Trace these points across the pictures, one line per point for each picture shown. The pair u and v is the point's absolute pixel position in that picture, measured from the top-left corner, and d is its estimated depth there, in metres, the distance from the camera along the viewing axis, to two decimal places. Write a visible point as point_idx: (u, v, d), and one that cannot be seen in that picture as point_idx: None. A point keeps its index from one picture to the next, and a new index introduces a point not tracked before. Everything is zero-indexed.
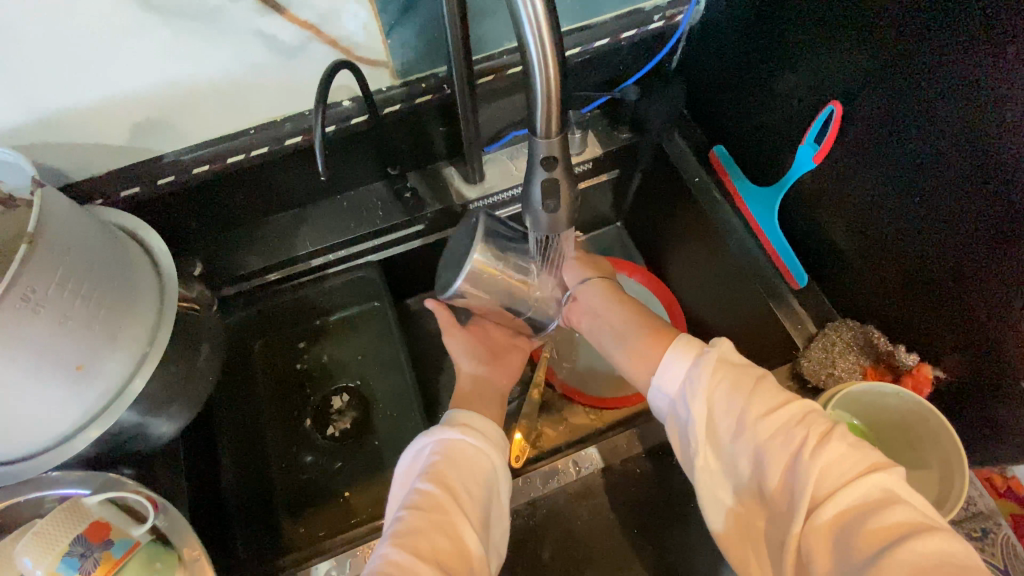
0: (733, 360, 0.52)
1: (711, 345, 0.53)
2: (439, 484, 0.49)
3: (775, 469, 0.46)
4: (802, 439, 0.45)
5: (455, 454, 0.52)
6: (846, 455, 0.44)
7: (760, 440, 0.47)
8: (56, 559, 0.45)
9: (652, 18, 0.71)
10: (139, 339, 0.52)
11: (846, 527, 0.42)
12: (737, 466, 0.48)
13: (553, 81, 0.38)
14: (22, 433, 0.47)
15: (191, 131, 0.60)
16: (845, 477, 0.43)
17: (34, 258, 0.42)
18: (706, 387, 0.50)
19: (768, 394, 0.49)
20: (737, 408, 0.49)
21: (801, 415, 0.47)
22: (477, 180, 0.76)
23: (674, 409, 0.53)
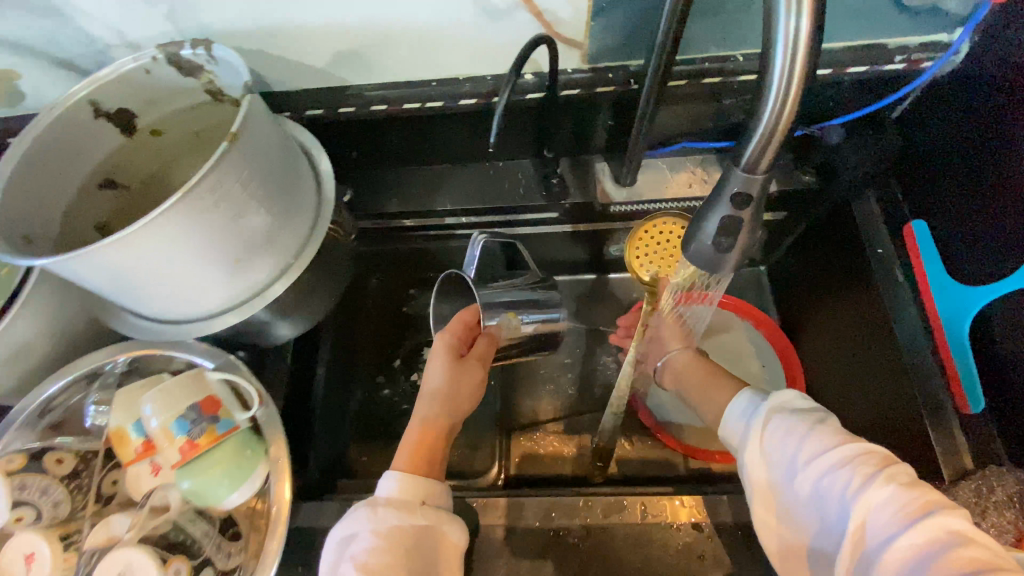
0: (789, 398, 0.53)
1: (772, 394, 0.54)
2: (387, 553, 0.47)
3: (834, 490, 0.46)
4: (860, 472, 0.45)
5: (404, 526, 0.49)
6: (905, 491, 0.43)
7: (815, 477, 0.47)
8: (172, 417, 0.52)
9: (892, 59, 0.61)
10: (288, 250, 0.57)
11: (905, 560, 0.41)
12: (789, 496, 0.49)
13: (786, 113, 0.33)
14: (181, 300, 0.53)
15: (380, 70, 0.62)
16: (906, 511, 0.42)
17: (231, 156, 0.46)
18: (763, 418, 0.52)
19: (829, 428, 0.49)
20: (791, 436, 0.50)
21: (856, 454, 0.46)
22: (627, 184, 0.71)
23: (729, 439, 0.55)
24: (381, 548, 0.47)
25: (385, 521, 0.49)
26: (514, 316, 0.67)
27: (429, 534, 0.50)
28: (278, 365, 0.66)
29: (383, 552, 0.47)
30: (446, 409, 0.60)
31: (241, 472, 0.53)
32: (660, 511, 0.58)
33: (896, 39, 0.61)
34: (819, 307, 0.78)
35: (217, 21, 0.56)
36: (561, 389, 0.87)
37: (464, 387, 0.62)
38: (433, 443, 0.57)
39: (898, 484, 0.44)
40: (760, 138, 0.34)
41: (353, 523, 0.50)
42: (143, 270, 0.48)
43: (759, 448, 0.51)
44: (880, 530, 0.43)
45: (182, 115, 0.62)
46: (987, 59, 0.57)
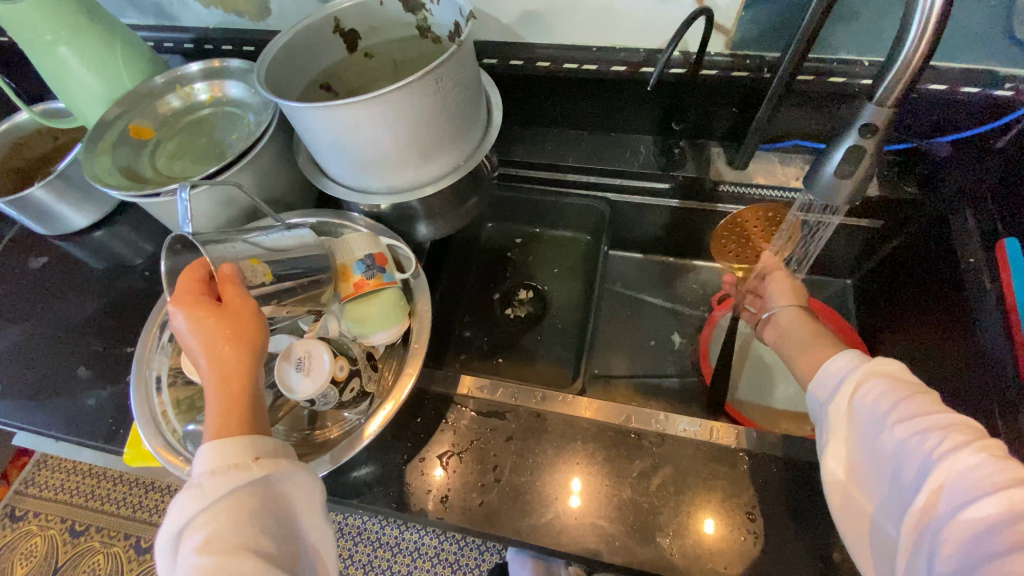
0: (888, 367, 0.53)
1: (873, 359, 0.54)
2: (223, 531, 0.43)
3: (914, 452, 0.46)
4: (949, 438, 0.45)
5: (239, 488, 0.45)
6: (994, 461, 0.43)
7: (898, 437, 0.48)
8: (354, 259, 0.64)
9: (1003, 85, 0.69)
10: (461, 152, 0.70)
11: (976, 523, 0.41)
12: (869, 457, 0.51)
13: (917, 61, 0.42)
14: (375, 172, 0.67)
15: (553, 31, 0.76)
16: (989, 479, 0.42)
17: (453, 60, 0.59)
18: (856, 381, 0.53)
19: (924, 398, 0.49)
20: (881, 400, 0.50)
21: (951, 423, 0.46)
22: (740, 166, 0.80)
23: (815, 398, 0.56)
24: (224, 521, 0.43)
25: (215, 489, 0.44)
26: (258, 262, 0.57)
27: (269, 482, 0.47)
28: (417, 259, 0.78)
29: (225, 526, 0.43)
30: (219, 363, 0.49)
31: (392, 317, 0.63)
32: (726, 436, 0.66)
33: (1008, 67, 0.68)
34: (905, 316, 0.82)
35: None
36: (638, 349, 0.95)
37: (225, 338, 0.49)
38: (238, 401, 0.48)
39: (989, 455, 0.43)
40: (893, 77, 0.44)
41: (177, 512, 0.44)
42: (361, 136, 0.62)
43: (844, 410, 0.52)
44: (957, 495, 0.43)
45: (391, 44, 0.78)
46: None
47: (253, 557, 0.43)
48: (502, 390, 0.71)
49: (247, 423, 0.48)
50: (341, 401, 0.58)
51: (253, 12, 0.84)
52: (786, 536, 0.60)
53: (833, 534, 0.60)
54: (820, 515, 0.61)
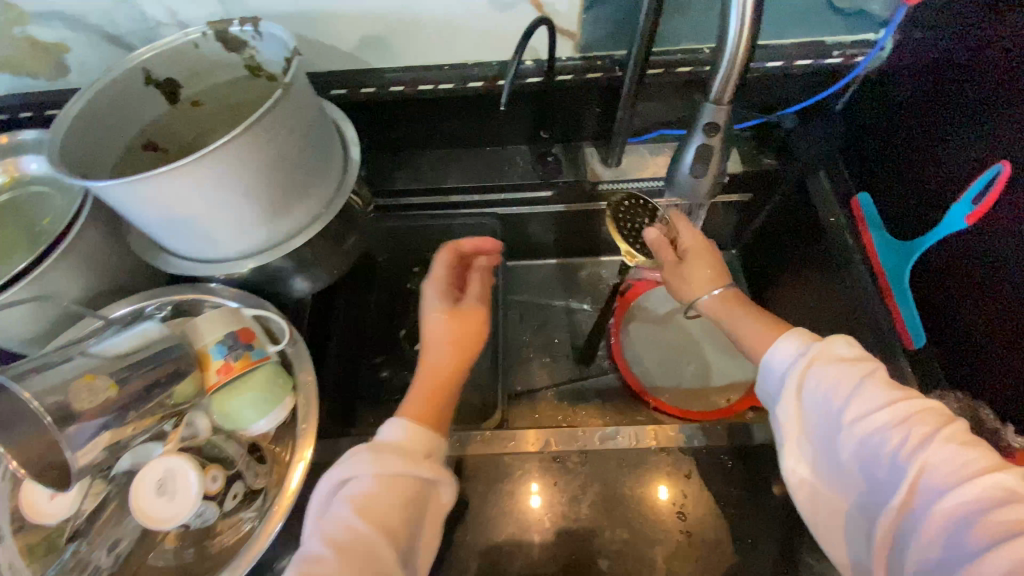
0: (836, 350, 0.50)
1: (820, 341, 0.51)
2: (363, 514, 0.44)
3: (877, 445, 0.45)
4: (914, 431, 0.43)
5: (405, 475, 0.46)
6: (962, 450, 0.41)
7: (859, 432, 0.46)
8: (214, 342, 0.56)
9: (831, 53, 0.73)
10: (320, 200, 0.63)
11: (950, 518, 0.40)
12: (827, 454, 0.48)
13: (741, 57, 0.42)
14: (221, 239, 0.59)
15: (399, 53, 0.71)
16: (959, 471, 0.41)
17: (280, 105, 0.53)
18: (805, 371, 0.50)
19: (879, 382, 0.47)
20: (836, 391, 0.48)
21: (911, 412, 0.44)
22: (614, 163, 0.81)
23: (766, 389, 0.53)
24: (376, 492, 0.45)
25: (373, 503, 0.45)
26: (94, 378, 0.51)
27: (418, 527, 0.46)
28: (297, 317, 0.71)
29: (373, 509, 0.44)
30: (458, 361, 0.53)
31: (274, 398, 0.56)
32: (648, 437, 0.65)
33: (833, 37, 0.73)
34: (789, 279, 0.86)
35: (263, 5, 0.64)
36: (555, 358, 0.93)
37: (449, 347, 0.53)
38: (439, 394, 0.52)
39: (955, 445, 0.42)
40: (722, 76, 0.44)
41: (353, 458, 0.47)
42: (190, 204, 0.54)
43: (799, 405, 0.50)
44: (929, 489, 0.42)
45: (221, 88, 0.70)
46: (911, 53, 0.68)
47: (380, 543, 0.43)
48: None
49: (435, 419, 0.51)
50: (225, 510, 0.55)
51: (48, 71, 0.72)
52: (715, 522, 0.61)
53: (758, 508, 0.62)
54: (745, 495, 0.63)
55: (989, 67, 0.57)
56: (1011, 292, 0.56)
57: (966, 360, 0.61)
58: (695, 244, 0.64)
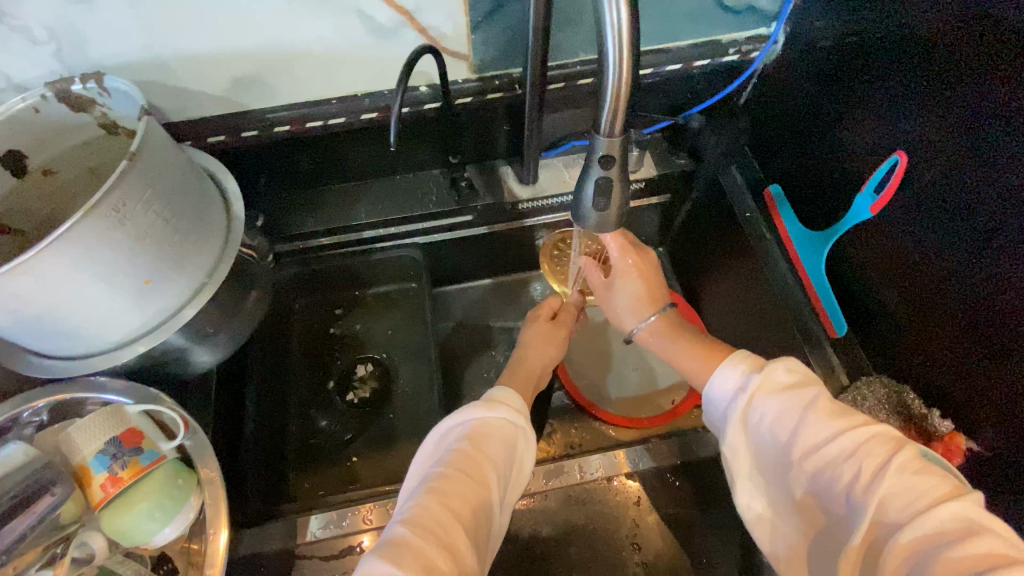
0: (779, 378, 0.49)
1: (764, 368, 0.50)
2: (457, 467, 0.46)
3: (830, 478, 0.43)
4: (862, 463, 0.42)
5: (505, 427, 0.51)
6: (913, 480, 0.40)
7: (808, 465, 0.45)
8: (91, 454, 0.50)
9: (727, 51, 0.73)
10: (202, 268, 0.56)
11: (909, 557, 0.37)
12: (783, 489, 0.47)
13: (624, 85, 0.40)
14: (84, 332, 0.51)
15: (278, 91, 0.65)
16: (913, 503, 0.39)
17: (129, 176, 0.46)
18: (749, 404, 0.49)
19: (825, 410, 0.45)
20: (783, 424, 0.47)
21: (858, 441, 0.43)
22: (529, 181, 0.77)
23: (719, 422, 0.53)
24: (468, 452, 0.47)
25: (468, 457, 0.47)
26: None
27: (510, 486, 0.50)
28: (202, 395, 0.64)
29: (469, 463, 0.46)
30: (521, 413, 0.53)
31: (175, 501, 0.51)
32: (596, 468, 0.65)
33: (727, 34, 0.72)
34: (715, 274, 0.86)
35: (105, 54, 0.56)
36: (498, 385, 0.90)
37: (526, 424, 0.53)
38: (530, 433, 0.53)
39: (904, 474, 0.40)
40: (609, 106, 0.42)
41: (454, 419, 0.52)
42: (34, 301, 0.46)
43: (747, 440, 0.49)
44: (884, 523, 0.40)
45: (75, 151, 0.61)
46: (801, 46, 0.69)
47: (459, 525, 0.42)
48: (356, 514, 0.63)
49: (508, 442, 0.50)
50: None
51: None
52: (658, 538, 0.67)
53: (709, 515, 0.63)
54: None
55: (874, 60, 0.58)
56: (931, 278, 0.56)
57: (885, 342, 0.63)
58: (641, 267, 0.66)
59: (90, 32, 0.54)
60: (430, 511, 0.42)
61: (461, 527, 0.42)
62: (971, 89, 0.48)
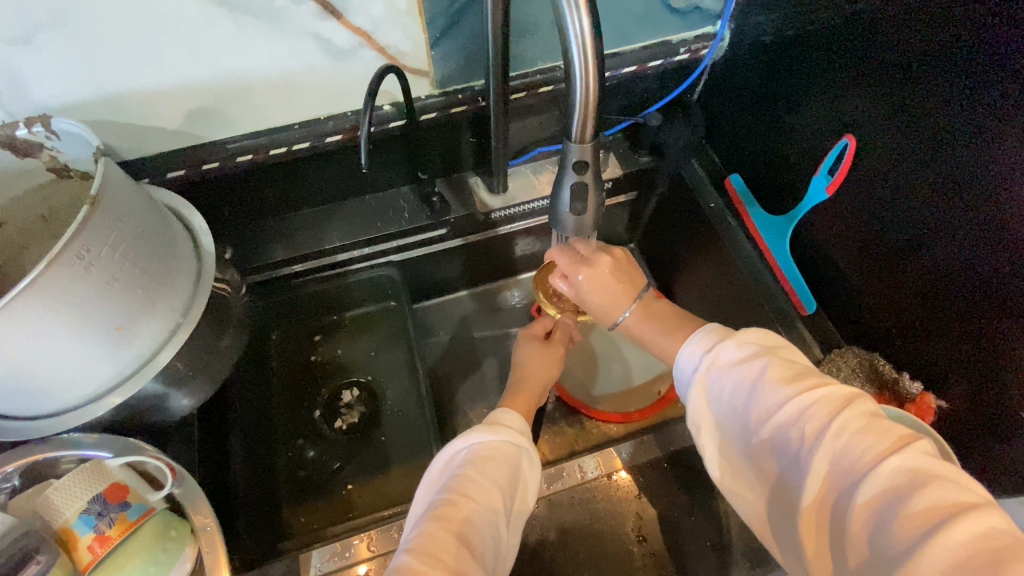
0: (733, 348, 0.48)
1: (720, 341, 0.50)
2: (458, 491, 0.46)
3: (785, 443, 0.43)
4: (811, 424, 0.42)
5: (505, 445, 0.51)
6: (861, 437, 0.39)
7: (765, 432, 0.44)
8: (74, 514, 0.47)
9: (678, 51, 0.76)
10: (175, 308, 0.54)
11: (866, 517, 0.37)
12: (742, 459, 0.47)
13: (592, 92, 0.42)
14: (54, 387, 0.48)
15: (239, 121, 0.64)
16: (862, 459, 0.39)
17: (92, 222, 0.44)
18: (705, 377, 0.49)
19: (774, 375, 0.45)
20: (736, 394, 0.46)
21: (809, 403, 0.42)
22: (500, 190, 0.78)
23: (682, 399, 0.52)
24: (470, 475, 0.47)
25: (471, 480, 0.47)
26: None
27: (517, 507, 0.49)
28: (185, 439, 0.62)
29: (471, 486, 0.47)
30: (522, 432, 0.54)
31: (169, 554, 0.49)
32: (594, 467, 0.68)
33: (677, 35, 0.75)
34: (687, 264, 0.89)
35: (51, 96, 0.54)
36: (487, 395, 0.89)
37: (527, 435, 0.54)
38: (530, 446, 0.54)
39: (851, 433, 0.40)
40: (579, 112, 0.44)
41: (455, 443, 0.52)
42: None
43: (706, 413, 0.48)
44: (840, 484, 0.39)
45: (24, 199, 0.58)
46: (747, 42, 0.72)
47: (460, 543, 0.42)
48: (359, 543, 0.61)
49: (511, 460, 0.50)
50: None
51: None
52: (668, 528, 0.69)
53: None
54: None
55: (818, 51, 0.61)
56: (890, 250, 0.59)
57: (854, 313, 0.66)
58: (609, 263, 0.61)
59: (32, 74, 0.52)
60: (433, 537, 0.42)
61: (467, 548, 0.42)
62: (903, 75, 0.52)
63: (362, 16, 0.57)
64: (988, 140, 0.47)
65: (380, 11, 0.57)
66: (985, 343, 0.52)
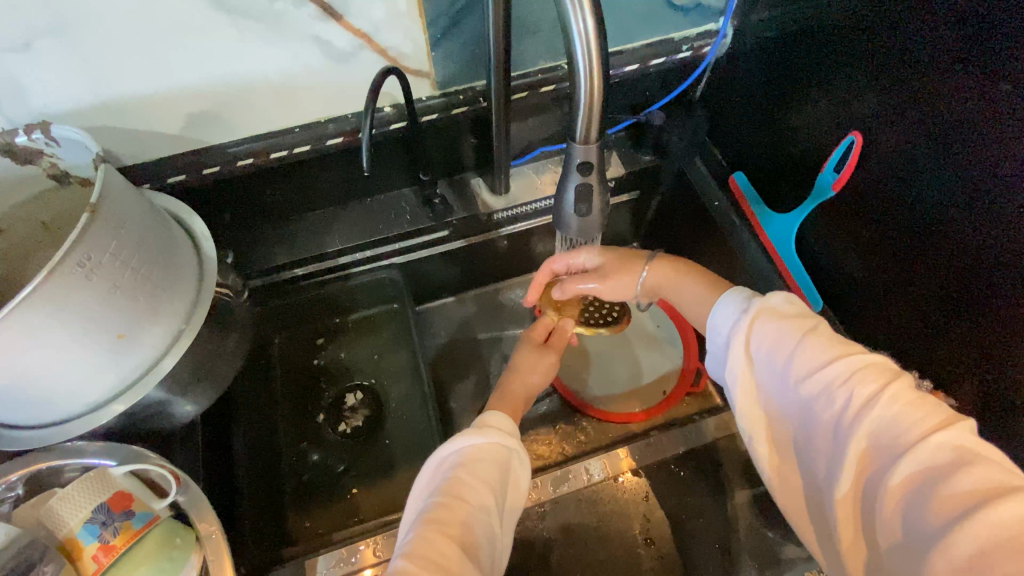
0: (778, 307, 0.48)
1: (762, 300, 0.49)
2: (449, 497, 0.45)
3: (825, 408, 0.42)
4: (857, 392, 0.41)
5: (494, 447, 0.50)
6: (910, 409, 0.39)
7: (806, 395, 0.43)
8: (79, 524, 0.47)
9: (680, 49, 0.75)
10: (178, 314, 0.54)
11: (907, 492, 0.37)
12: (777, 421, 0.46)
13: (596, 91, 0.41)
14: (56, 396, 0.48)
15: (238, 125, 0.64)
16: (907, 432, 0.38)
17: (92, 229, 0.44)
18: (744, 335, 0.48)
19: (821, 340, 0.45)
20: (778, 352, 0.45)
21: (852, 371, 0.42)
22: (503, 191, 0.77)
23: (717, 356, 0.51)
24: (460, 480, 0.47)
25: (462, 484, 0.46)
26: None
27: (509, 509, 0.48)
28: (189, 445, 0.61)
29: (462, 492, 0.46)
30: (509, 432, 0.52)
31: (174, 564, 0.48)
32: (600, 468, 0.67)
33: (679, 33, 0.74)
34: (691, 264, 0.88)
35: (50, 102, 0.54)
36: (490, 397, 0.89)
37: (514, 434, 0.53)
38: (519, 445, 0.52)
39: (899, 405, 0.39)
40: (583, 111, 0.43)
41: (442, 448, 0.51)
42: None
43: (744, 367, 0.47)
44: (881, 454, 0.39)
45: (24, 207, 0.58)
46: (750, 39, 0.72)
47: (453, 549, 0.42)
48: (364, 548, 0.61)
49: (500, 462, 0.49)
50: None
51: None
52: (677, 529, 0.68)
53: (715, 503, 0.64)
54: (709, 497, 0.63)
55: (821, 47, 0.61)
56: (899, 248, 0.58)
57: (861, 310, 0.65)
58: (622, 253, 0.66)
59: (31, 80, 0.51)
60: (426, 545, 0.42)
61: (461, 552, 0.42)
62: (909, 71, 0.52)
63: (362, 17, 0.57)
64: (996, 136, 0.46)
65: (381, 13, 0.57)
66: (994, 341, 0.51)
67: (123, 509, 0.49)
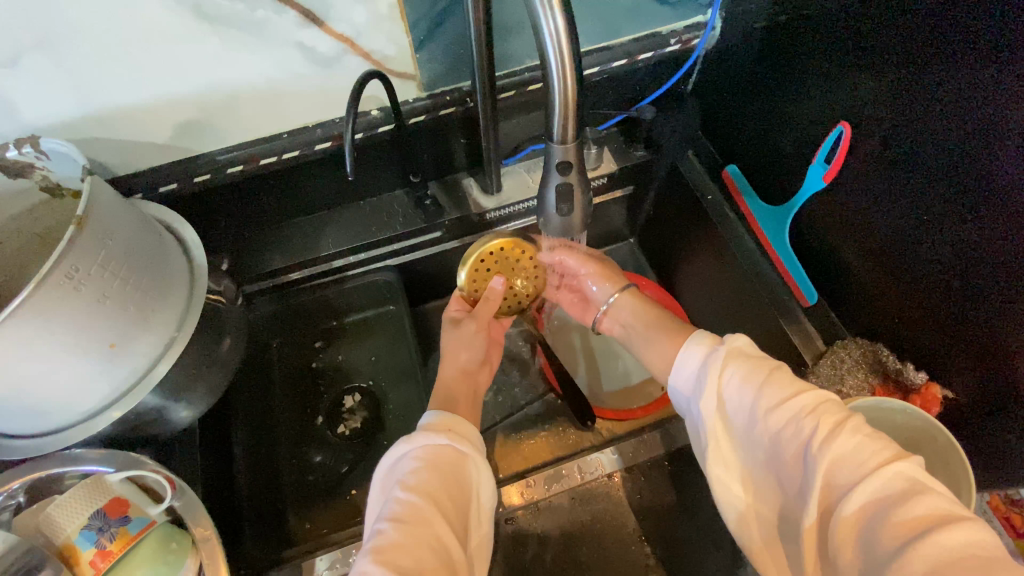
0: (743, 348, 0.49)
1: (727, 340, 0.50)
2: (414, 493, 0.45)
3: (789, 441, 0.42)
4: (818, 424, 0.41)
5: (456, 448, 0.49)
6: (867, 440, 0.39)
7: (771, 430, 0.43)
8: (76, 531, 0.48)
9: (668, 42, 0.74)
10: (169, 323, 0.54)
11: (862, 521, 0.36)
12: (747, 457, 0.45)
13: (571, 90, 0.41)
14: (51, 405, 0.49)
15: (226, 132, 0.64)
16: (865, 462, 0.38)
17: (80, 241, 0.45)
18: (714, 370, 0.48)
19: (784, 377, 0.45)
20: (746, 389, 0.46)
21: (814, 405, 0.42)
22: (494, 191, 0.77)
23: (688, 394, 0.51)
24: (423, 479, 0.46)
25: (418, 481, 0.46)
26: None
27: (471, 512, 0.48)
28: (188, 450, 0.62)
29: (425, 489, 0.45)
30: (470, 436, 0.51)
31: (170, 567, 0.50)
32: (596, 467, 0.67)
33: (667, 26, 0.74)
34: (687, 258, 0.88)
35: (39, 116, 0.54)
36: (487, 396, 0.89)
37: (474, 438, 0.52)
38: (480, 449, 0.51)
39: (858, 436, 0.39)
40: (559, 110, 0.43)
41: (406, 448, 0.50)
42: None
43: (714, 404, 0.47)
44: (839, 486, 0.38)
45: (20, 219, 0.59)
46: (739, 31, 0.71)
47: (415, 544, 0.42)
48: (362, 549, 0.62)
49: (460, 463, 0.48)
50: None
51: None
52: (674, 526, 0.68)
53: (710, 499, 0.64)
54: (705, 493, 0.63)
55: (810, 36, 0.60)
56: (893, 239, 0.57)
57: (857, 303, 0.65)
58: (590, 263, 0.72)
59: (18, 95, 0.52)
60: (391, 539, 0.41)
61: (422, 547, 0.42)
62: (897, 59, 0.51)
63: (344, 22, 0.57)
64: (985, 123, 0.45)
65: (362, 17, 0.57)
66: (986, 332, 0.51)
67: (118, 515, 0.49)
